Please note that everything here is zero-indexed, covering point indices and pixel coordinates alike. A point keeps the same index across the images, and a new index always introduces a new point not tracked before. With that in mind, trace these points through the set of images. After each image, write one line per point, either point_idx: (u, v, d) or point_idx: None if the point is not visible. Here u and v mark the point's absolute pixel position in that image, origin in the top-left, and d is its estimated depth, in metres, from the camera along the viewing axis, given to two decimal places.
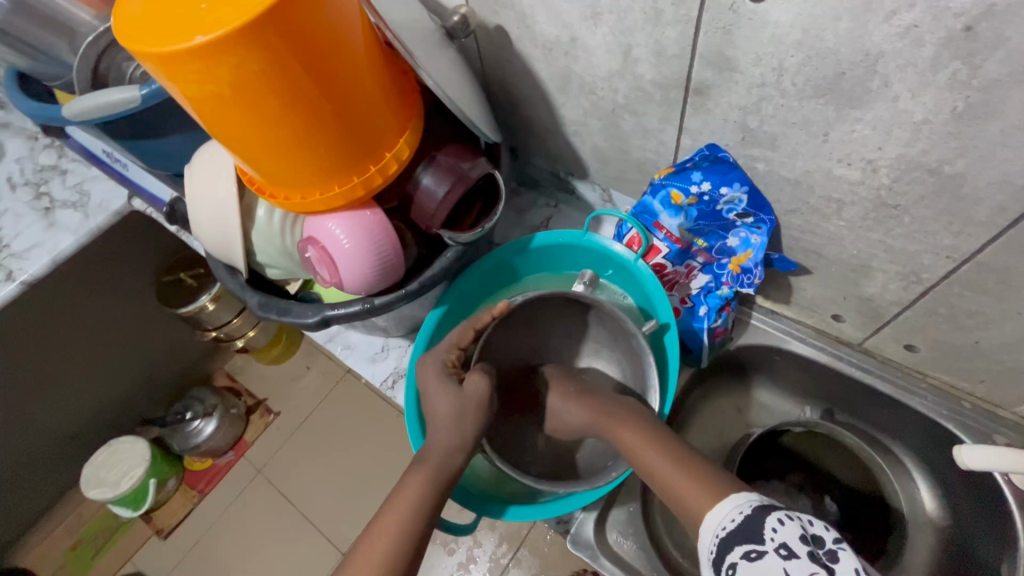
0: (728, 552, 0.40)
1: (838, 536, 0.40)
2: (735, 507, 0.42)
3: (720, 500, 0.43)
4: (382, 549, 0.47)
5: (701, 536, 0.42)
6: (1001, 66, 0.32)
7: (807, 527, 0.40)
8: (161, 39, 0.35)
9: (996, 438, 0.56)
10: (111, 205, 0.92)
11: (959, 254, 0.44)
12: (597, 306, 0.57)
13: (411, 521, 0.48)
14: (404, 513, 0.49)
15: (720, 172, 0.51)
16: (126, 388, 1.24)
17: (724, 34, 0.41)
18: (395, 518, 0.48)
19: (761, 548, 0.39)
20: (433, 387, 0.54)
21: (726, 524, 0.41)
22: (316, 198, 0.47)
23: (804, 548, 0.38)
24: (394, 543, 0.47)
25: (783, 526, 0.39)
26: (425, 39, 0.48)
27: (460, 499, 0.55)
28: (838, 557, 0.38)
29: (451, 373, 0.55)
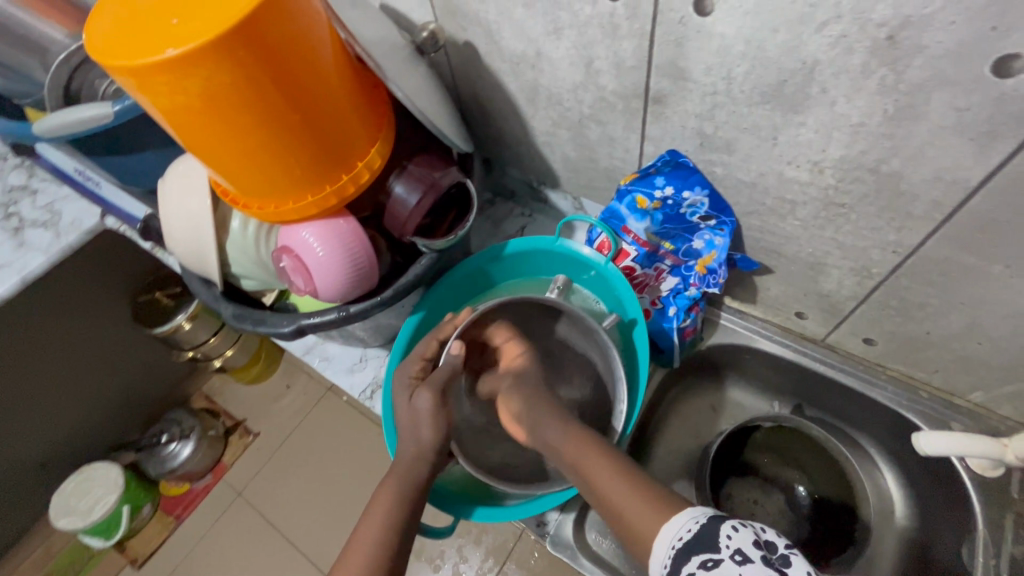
0: (686, 560, 0.41)
1: (790, 544, 0.41)
2: (692, 517, 0.43)
3: (674, 516, 0.43)
4: (363, 557, 0.48)
5: (657, 548, 0.43)
6: (922, 71, 0.35)
7: (760, 533, 0.41)
8: (133, 53, 0.36)
9: (952, 425, 0.58)
10: (82, 224, 0.91)
11: (903, 247, 0.47)
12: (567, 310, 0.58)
13: (388, 528, 0.49)
14: (383, 521, 0.50)
15: (681, 176, 0.54)
16: (100, 412, 1.21)
17: (676, 46, 0.43)
18: (376, 528, 0.49)
19: (717, 556, 0.40)
20: (402, 397, 0.55)
21: (683, 533, 0.42)
22: (290, 208, 0.48)
23: (758, 553, 0.39)
24: (375, 550, 0.48)
25: (737, 533, 0.40)
26: (394, 54, 0.50)
27: (434, 500, 0.56)
28: (790, 561, 0.39)
29: (416, 383, 0.56)
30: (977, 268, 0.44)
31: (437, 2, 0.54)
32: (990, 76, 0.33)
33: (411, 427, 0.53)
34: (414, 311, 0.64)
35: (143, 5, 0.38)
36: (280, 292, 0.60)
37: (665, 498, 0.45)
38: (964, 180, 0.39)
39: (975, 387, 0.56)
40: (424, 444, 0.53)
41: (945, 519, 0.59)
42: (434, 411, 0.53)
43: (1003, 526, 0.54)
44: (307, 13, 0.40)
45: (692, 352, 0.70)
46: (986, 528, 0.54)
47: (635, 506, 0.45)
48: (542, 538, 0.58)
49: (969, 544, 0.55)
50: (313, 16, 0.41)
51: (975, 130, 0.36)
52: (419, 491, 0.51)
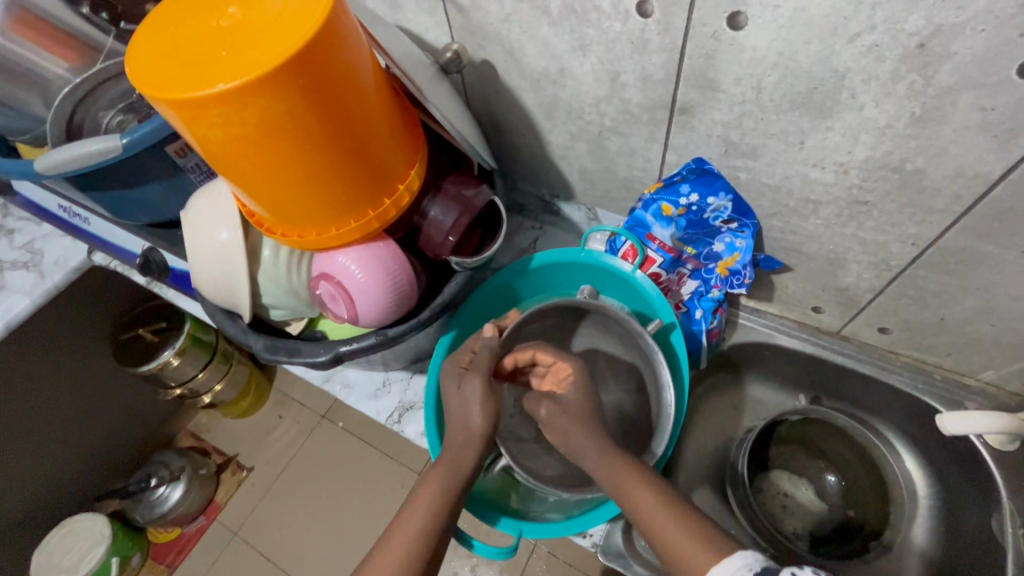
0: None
1: None
2: (744, 563, 0.39)
3: (725, 556, 0.41)
4: (399, 555, 0.45)
5: None
6: (950, 75, 0.37)
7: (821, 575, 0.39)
8: (187, 86, 0.35)
9: (967, 404, 0.61)
10: (68, 261, 0.86)
11: (923, 240, 0.50)
12: (602, 310, 0.59)
13: (427, 522, 0.47)
14: (428, 506, 0.48)
15: (706, 182, 0.56)
16: (82, 461, 1.13)
17: (707, 58, 0.45)
18: (405, 537, 0.46)
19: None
20: (450, 390, 0.55)
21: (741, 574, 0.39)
22: (332, 234, 0.48)
23: None
24: (411, 547, 0.46)
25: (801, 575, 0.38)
26: (423, 73, 0.50)
27: (471, 507, 0.56)
28: None
29: (470, 362, 0.56)
30: (993, 256, 0.47)
31: (457, 23, 0.55)
32: (1016, 78, 0.35)
33: (461, 414, 0.53)
34: (446, 331, 0.64)
35: (186, 41, 0.37)
36: (308, 320, 0.60)
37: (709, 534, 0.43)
38: (986, 174, 0.42)
39: (986, 366, 0.59)
40: (473, 425, 0.52)
41: (968, 495, 0.62)
42: (484, 396, 0.53)
43: None
44: (354, 42, 0.39)
45: (715, 352, 0.72)
46: (1011, 499, 0.57)
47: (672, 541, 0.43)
48: (593, 549, 0.58)
49: (996, 517, 0.58)
50: (359, 46, 0.40)
51: (999, 127, 0.38)
52: (461, 487, 0.50)
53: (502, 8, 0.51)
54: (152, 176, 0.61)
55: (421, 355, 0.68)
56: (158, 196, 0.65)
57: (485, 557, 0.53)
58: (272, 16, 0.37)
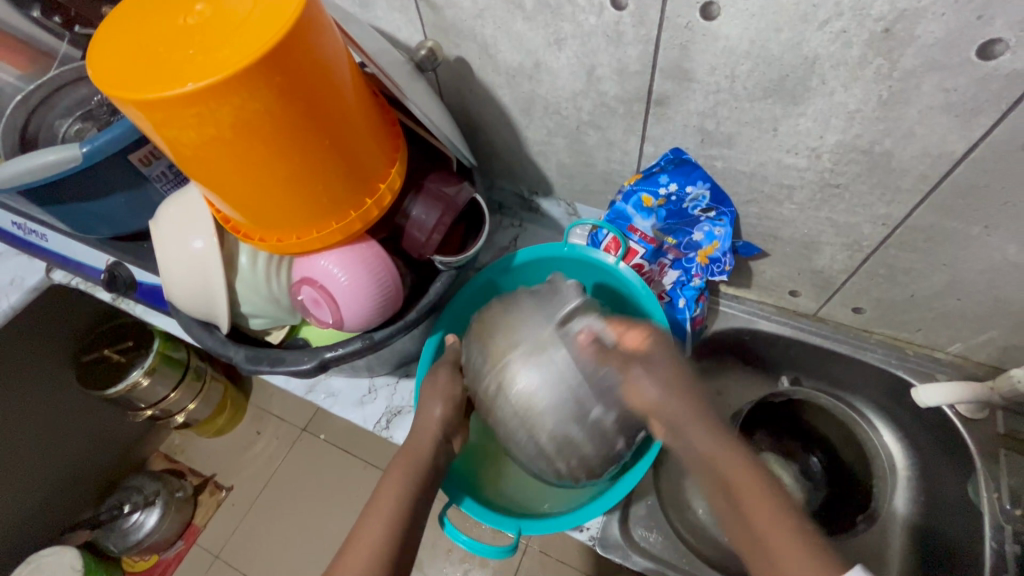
0: None
1: None
2: None
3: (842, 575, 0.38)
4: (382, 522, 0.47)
5: None
6: (915, 58, 0.39)
7: None
8: (154, 86, 0.33)
9: (939, 376, 0.63)
10: (25, 281, 0.83)
11: (892, 220, 0.51)
12: None
13: (405, 491, 0.49)
14: (404, 485, 0.49)
15: (684, 172, 0.56)
16: (46, 494, 1.07)
17: (681, 49, 0.46)
18: (384, 515, 0.47)
19: None
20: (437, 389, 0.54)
21: None
22: (313, 237, 0.47)
23: None
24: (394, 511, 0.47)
25: None
26: (399, 71, 0.49)
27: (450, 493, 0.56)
28: None
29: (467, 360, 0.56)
30: (959, 231, 0.49)
31: (429, 21, 0.55)
32: (975, 59, 0.37)
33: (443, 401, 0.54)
34: (432, 333, 0.63)
35: (150, 40, 0.35)
36: (289, 328, 0.58)
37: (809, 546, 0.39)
38: (950, 153, 0.43)
39: (954, 339, 0.61)
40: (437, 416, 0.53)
41: (944, 463, 0.64)
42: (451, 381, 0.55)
43: (997, 461, 0.59)
44: (328, 38, 0.38)
45: (697, 340, 0.73)
46: (984, 464, 0.59)
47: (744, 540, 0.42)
48: (591, 542, 0.58)
49: (972, 483, 0.60)
50: (334, 45, 0.39)
51: (960, 107, 0.40)
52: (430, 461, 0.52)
53: (475, 4, 0.50)
54: (113, 187, 0.58)
55: (407, 358, 0.67)
56: (121, 207, 0.62)
57: (486, 557, 0.52)
58: (242, 14, 0.35)
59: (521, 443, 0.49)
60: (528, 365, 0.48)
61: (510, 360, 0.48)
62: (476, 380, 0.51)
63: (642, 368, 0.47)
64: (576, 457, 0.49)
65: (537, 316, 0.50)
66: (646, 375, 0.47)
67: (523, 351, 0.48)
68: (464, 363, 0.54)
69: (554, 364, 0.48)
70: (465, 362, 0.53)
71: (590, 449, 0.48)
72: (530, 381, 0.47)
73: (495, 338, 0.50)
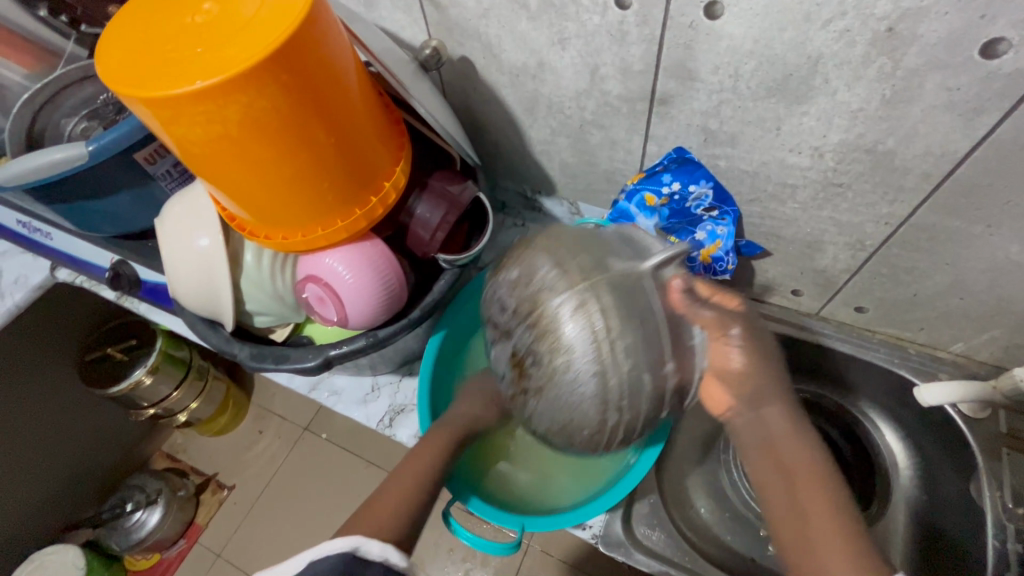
0: None
1: None
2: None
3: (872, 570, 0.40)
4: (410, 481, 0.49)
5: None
6: (918, 58, 0.39)
7: None
8: (163, 84, 0.33)
9: (941, 375, 0.63)
10: (30, 279, 0.83)
11: (895, 219, 0.52)
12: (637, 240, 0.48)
13: (436, 457, 0.52)
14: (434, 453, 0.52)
15: (687, 171, 0.56)
16: (49, 492, 1.08)
17: (685, 48, 0.46)
18: (414, 475, 0.50)
19: None
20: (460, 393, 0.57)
21: None
22: (318, 235, 0.47)
23: None
24: (424, 475, 0.50)
25: None
26: (403, 69, 0.49)
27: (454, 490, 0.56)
28: None
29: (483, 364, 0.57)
30: (962, 230, 0.49)
31: (433, 20, 0.55)
32: (979, 58, 0.37)
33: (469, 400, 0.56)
34: (435, 331, 0.64)
35: (157, 38, 0.36)
36: (293, 326, 0.58)
37: (852, 537, 0.42)
38: (952, 152, 0.44)
39: (957, 339, 0.61)
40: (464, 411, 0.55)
41: (947, 463, 0.64)
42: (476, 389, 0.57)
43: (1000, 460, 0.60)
44: (334, 36, 0.39)
45: None
46: (986, 463, 0.59)
47: (784, 520, 0.45)
48: (593, 540, 0.58)
49: (974, 483, 0.60)
50: (340, 44, 0.39)
51: (963, 107, 0.40)
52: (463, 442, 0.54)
53: (480, 4, 0.50)
54: (119, 186, 0.59)
55: (410, 356, 0.67)
56: (126, 205, 0.62)
57: (489, 554, 0.52)
58: (249, 13, 0.36)
59: (578, 377, 0.40)
60: (622, 293, 0.42)
61: (601, 282, 0.41)
62: (542, 295, 0.42)
63: (736, 331, 0.47)
64: (630, 409, 0.42)
65: (627, 253, 0.45)
66: (736, 340, 0.48)
67: (609, 279, 0.42)
68: (515, 278, 0.44)
69: (651, 298, 0.42)
70: (519, 277, 0.44)
71: (647, 402, 0.42)
72: (618, 309, 0.41)
73: (579, 258, 0.43)
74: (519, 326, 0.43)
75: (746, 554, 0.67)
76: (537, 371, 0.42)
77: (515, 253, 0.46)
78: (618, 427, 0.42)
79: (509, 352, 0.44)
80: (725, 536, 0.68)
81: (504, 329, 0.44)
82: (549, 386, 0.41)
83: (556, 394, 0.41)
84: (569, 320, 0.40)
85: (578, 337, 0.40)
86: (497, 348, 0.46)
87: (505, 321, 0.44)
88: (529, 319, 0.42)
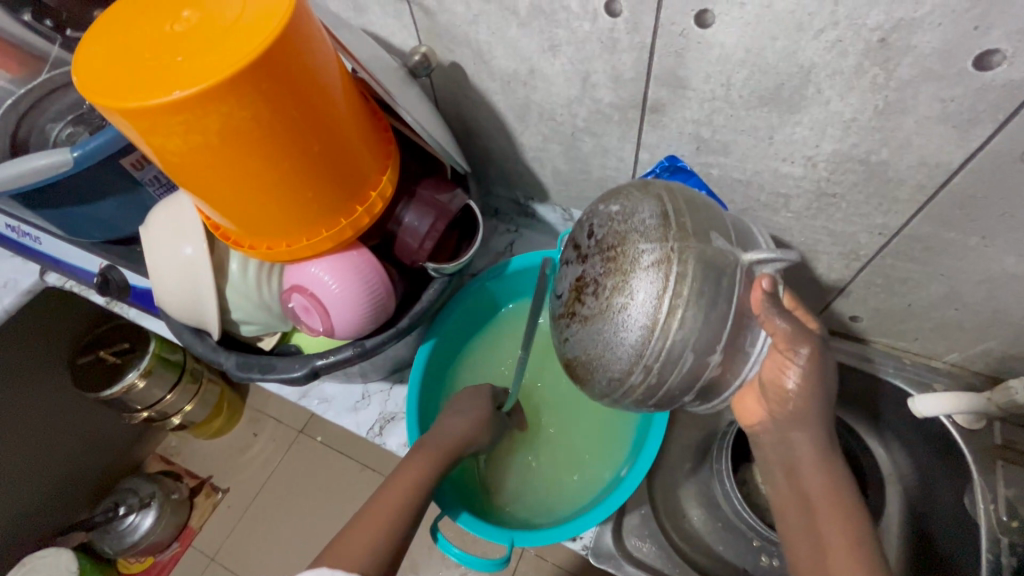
0: None
1: None
2: None
3: None
4: (397, 493, 0.47)
5: None
6: (910, 69, 0.38)
7: None
8: (142, 93, 0.33)
9: (936, 385, 0.63)
10: (19, 283, 0.82)
11: (889, 230, 0.51)
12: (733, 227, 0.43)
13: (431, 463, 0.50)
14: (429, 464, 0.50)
15: (679, 180, 0.54)
16: (41, 496, 1.07)
17: (676, 57, 0.45)
18: (408, 483, 0.48)
19: None
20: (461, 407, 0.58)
21: None
22: (303, 244, 0.46)
23: None
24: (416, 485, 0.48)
25: None
26: (391, 76, 0.49)
27: (442, 505, 0.54)
28: None
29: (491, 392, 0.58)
30: (956, 242, 0.49)
31: (424, 26, 0.54)
32: (973, 70, 0.37)
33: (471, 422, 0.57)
34: (425, 340, 0.63)
35: (137, 48, 0.35)
36: (281, 335, 0.58)
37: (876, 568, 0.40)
38: (947, 163, 0.43)
39: (952, 349, 0.61)
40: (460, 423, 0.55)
41: (942, 474, 0.64)
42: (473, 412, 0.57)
43: (995, 471, 0.59)
44: (317, 44, 0.38)
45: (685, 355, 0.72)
46: (981, 475, 0.59)
47: (801, 541, 0.44)
48: (585, 552, 0.59)
49: (969, 494, 0.60)
50: (325, 52, 0.39)
51: (957, 118, 0.40)
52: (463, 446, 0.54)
53: (469, 10, 0.50)
54: (106, 191, 0.58)
55: (400, 364, 0.66)
56: (113, 211, 0.61)
57: (476, 570, 0.52)
58: (228, 21, 0.35)
59: (627, 322, 0.38)
60: (707, 270, 0.38)
61: (693, 250, 0.38)
62: (630, 237, 0.39)
63: (809, 351, 0.40)
64: (659, 374, 0.40)
65: (732, 238, 0.42)
66: (802, 361, 0.41)
67: (708, 253, 0.38)
68: (614, 212, 0.42)
69: (733, 286, 0.39)
70: (620, 212, 0.41)
71: (677, 379, 0.40)
72: (698, 279, 0.38)
73: (685, 219, 0.40)
74: (595, 257, 0.41)
75: (739, 565, 0.66)
76: (592, 302, 0.40)
77: (623, 189, 0.44)
78: (638, 386, 0.40)
79: (575, 277, 0.42)
80: (718, 546, 0.68)
81: (582, 255, 0.42)
82: (597, 318, 0.40)
83: (601, 329, 0.40)
84: (645, 269, 0.38)
85: (647, 289, 0.38)
86: (567, 267, 0.44)
87: (585, 247, 0.42)
88: (609, 252, 0.40)
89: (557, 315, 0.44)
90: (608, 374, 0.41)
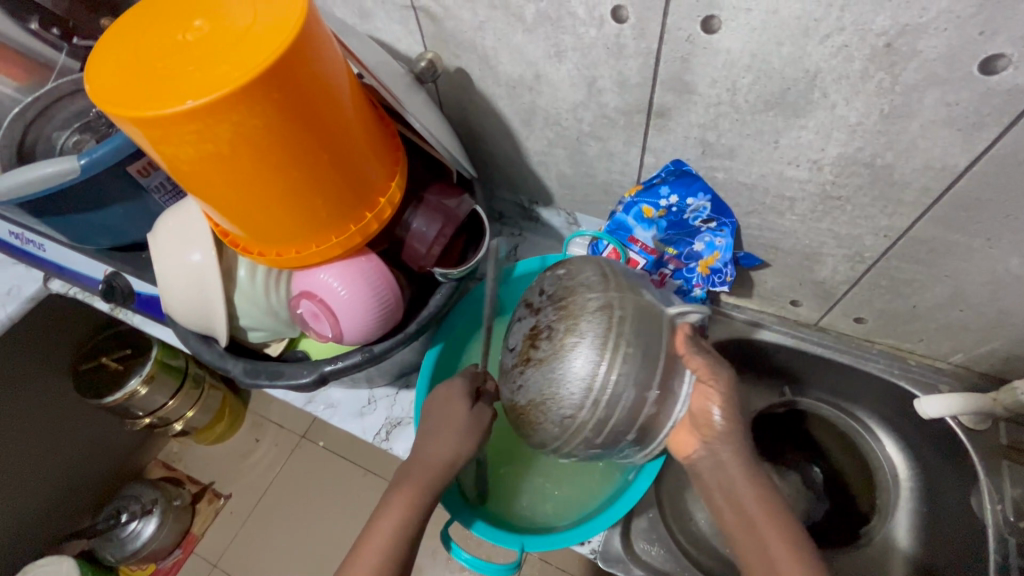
0: None
1: None
2: None
3: None
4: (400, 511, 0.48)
5: None
6: (915, 74, 0.39)
7: None
8: (156, 102, 0.33)
9: (941, 387, 0.63)
10: (23, 290, 0.83)
11: (894, 231, 0.51)
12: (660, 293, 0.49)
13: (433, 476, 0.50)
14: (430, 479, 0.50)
15: (685, 183, 0.57)
16: (43, 503, 1.07)
17: (681, 62, 0.46)
18: (411, 498, 0.48)
19: None
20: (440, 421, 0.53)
21: None
22: (313, 251, 0.46)
23: None
24: (420, 500, 0.49)
25: None
26: (397, 82, 0.49)
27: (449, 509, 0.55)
28: None
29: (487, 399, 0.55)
30: (961, 244, 0.49)
31: (430, 32, 0.54)
32: (978, 74, 0.37)
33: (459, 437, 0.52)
34: (432, 344, 0.63)
35: (150, 57, 0.35)
36: (288, 341, 0.58)
37: None
38: (952, 167, 0.43)
39: (956, 350, 0.61)
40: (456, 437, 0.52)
41: (948, 474, 0.64)
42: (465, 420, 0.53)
43: (1000, 471, 0.59)
44: (329, 54, 0.38)
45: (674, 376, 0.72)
46: (987, 476, 0.59)
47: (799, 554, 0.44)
48: (594, 556, 0.59)
49: (975, 495, 0.60)
50: (335, 61, 0.39)
51: (962, 122, 0.40)
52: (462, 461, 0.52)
53: (475, 16, 0.50)
54: (112, 198, 0.58)
55: (406, 368, 0.66)
56: (119, 218, 0.61)
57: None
58: (242, 29, 0.35)
59: (578, 361, 0.42)
60: (641, 319, 0.44)
61: (628, 301, 0.44)
62: (577, 290, 0.45)
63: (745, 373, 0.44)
64: (607, 412, 0.42)
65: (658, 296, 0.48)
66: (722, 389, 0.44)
67: (641, 306, 0.44)
68: (561, 275, 0.47)
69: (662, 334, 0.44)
70: (566, 273, 0.47)
71: (622, 416, 0.43)
72: (633, 324, 0.43)
73: (620, 279, 0.46)
74: (547, 309, 0.46)
75: None
76: (546, 345, 0.44)
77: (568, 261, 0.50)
78: (588, 423, 0.43)
79: (529, 329, 0.46)
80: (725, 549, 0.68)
81: (535, 309, 0.47)
82: (550, 359, 0.43)
83: (555, 369, 0.43)
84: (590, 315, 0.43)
85: (593, 332, 0.42)
86: (520, 323, 0.48)
87: (537, 303, 0.47)
88: (559, 304, 0.45)
89: (509, 366, 0.47)
90: (560, 412, 0.43)
